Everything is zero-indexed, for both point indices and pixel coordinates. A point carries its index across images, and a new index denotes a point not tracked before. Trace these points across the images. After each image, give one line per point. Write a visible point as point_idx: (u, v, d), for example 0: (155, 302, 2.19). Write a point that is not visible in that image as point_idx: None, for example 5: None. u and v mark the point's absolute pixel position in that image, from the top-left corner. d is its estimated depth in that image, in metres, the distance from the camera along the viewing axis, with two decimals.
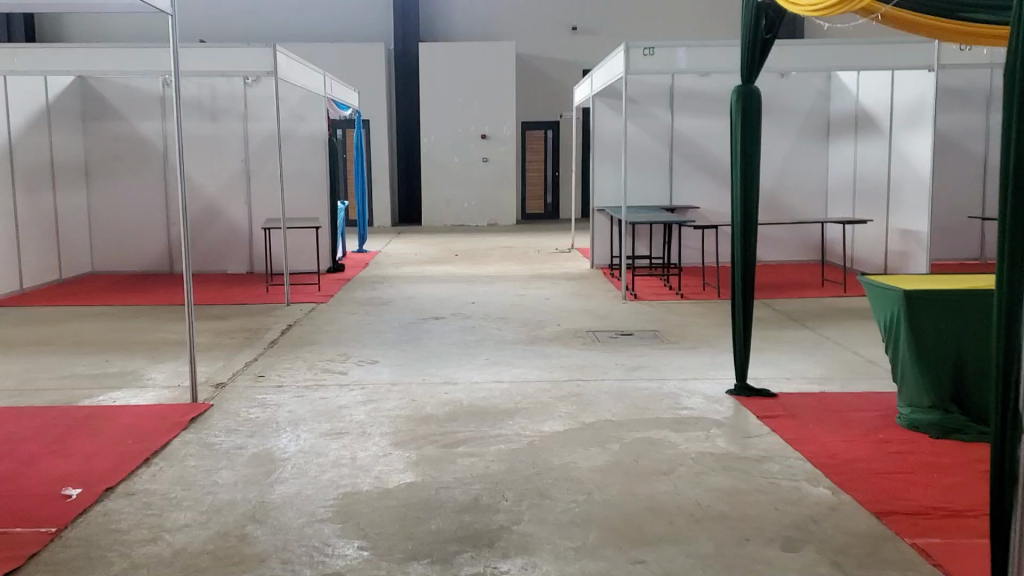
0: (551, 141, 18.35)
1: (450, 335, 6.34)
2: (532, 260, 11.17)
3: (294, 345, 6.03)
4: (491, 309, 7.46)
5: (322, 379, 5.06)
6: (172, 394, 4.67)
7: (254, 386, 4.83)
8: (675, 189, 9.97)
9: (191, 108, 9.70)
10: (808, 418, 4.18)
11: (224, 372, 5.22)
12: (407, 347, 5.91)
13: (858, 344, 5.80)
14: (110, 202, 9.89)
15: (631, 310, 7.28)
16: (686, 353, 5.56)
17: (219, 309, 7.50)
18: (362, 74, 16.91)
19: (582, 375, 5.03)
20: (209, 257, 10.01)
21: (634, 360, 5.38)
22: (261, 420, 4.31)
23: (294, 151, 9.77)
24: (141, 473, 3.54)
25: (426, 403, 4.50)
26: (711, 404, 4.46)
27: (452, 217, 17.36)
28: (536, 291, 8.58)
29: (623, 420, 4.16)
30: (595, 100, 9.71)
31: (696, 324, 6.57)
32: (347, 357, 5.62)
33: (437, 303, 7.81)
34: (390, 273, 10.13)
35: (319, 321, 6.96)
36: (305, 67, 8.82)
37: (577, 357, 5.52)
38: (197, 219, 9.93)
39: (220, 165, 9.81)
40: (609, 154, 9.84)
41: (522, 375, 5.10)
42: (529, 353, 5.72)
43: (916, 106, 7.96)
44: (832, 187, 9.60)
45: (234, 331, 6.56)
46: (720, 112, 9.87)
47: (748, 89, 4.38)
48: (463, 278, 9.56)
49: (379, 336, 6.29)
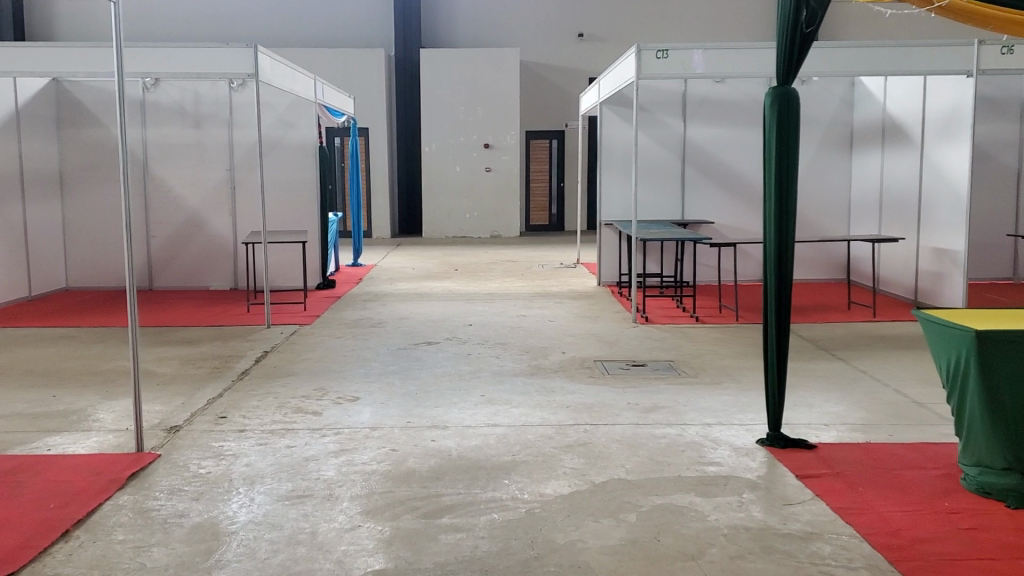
0: (556, 151, 17.74)
1: (444, 364, 5.72)
2: (536, 276, 10.54)
3: (268, 377, 5.40)
4: (490, 332, 6.84)
5: (293, 422, 4.43)
6: (116, 441, 4.14)
7: (212, 431, 4.29)
8: (688, 202, 9.36)
9: (173, 115, 9.06)
10: (855, 479, 3.57)
11: (183, 414, 4.59)
12: (395, 380, 5.28)
13: (899, 382, 5.17)
14: (86, 214, 9.29)
15: (642, 336, 6.66)
16: (706, 392, 4.93)
17: (194, 333, 6.88)
18: (360, 80, 16.30)
19: (593, 419, 4.41)
20: (190, 273, 9.39)
21: (649, 399, 4.75)
22: (213, 477, 3.68)
23: (282, 159, 9.15)
24: (56, 550, 2.95)
25: (409, 455, 3.88)
26: (742, 459, 3.83)
27: (453, 228, 16.76)
28: (539, 311, 7.95)
29: (640, 480, 3.54)
30: (601, 107, 9.11)
31: (717, 354, 5.94)
32: (326, 393, 5.00)
33: (431, 325, 7.18)
34: (385, 290, 9.51)
35: (300, 347, 6.34)
36: (292, 71, 8.17)
37: (584, 394, 4.90)
38: (178, 232, 9.32)
39: (202, 175, 9.20)
40: (617, 165, 9.21)
41: (522, 418, 4.47)
42: (530, 387, 5.10)
43: (950, 115, 7.33)
44: (856, 202, 8.98)
45: (205, 359, 5.94)
46: (736, 120, 9.25)
47: (784, 91, 3.77)
48: (462, 296, 8.94)
49: (364, 367, 5.67)
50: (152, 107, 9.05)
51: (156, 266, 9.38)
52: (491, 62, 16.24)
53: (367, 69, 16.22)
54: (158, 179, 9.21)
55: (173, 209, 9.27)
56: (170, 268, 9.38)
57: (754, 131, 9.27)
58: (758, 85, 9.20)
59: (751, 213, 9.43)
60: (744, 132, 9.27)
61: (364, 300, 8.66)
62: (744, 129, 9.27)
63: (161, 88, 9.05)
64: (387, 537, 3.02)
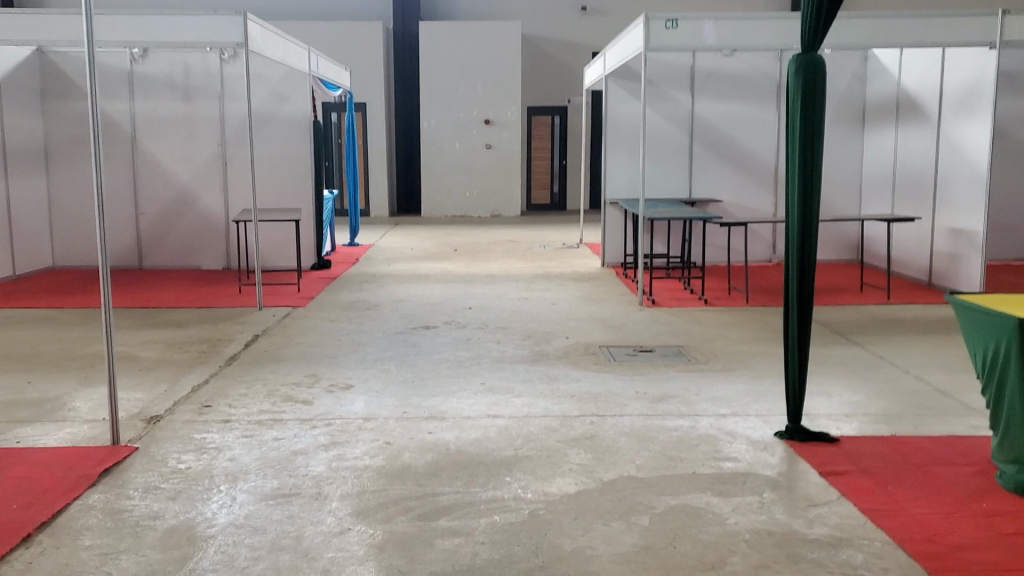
0: (558, 129, 17.44)
1: (443, 349, 5.47)
2: (537, 256, 10.28)
3: (257, 363, 5.15)
4: (491, 315, 6.58)
5: (282, 412, 4.18)
6: (91, 433, 3.89)
7: (195, 422, 4.04)
8: (695, 180, 9.09)
9: (162, 87, 8.81)
10: (884, 476, 3.31)
11: (165, 403, 4.35)
12: (391, 366, 5.03)
13: (922, 369, 4.91)
14: (73, 191, 9.02)
15: (649, 319, 6.41)
16: (719, 380, 4.67)
17: (183, 314, 6.63)
18: (358, 55, 15.99)
19: (600, 410, 4.15)
20: (181, 252, 9.13)
21: (659, 388, 4.50)
22: (193, 473, 3.44)
23: (276, 135, 8.88)
24: (16, 556, 2.70)
25: (404, 449, 3.62)
26: (760, 454, 3.58)
27: (452, 207, 16.49)
28: (542, 293, 7.69)
29: (652, 478, 3.28)
30: (607, 82, 8.84)
31: (727, 339, 5.69)
32: (318, 380, 4.74)
33: (430, 308, 6.92)
34: (382, 270, 9.24)
35: (292, 330, 6.08)
36: (286, 41, 7.89)
37: (590, 382, 4.64)
38: (169, 211, 9.05)
39: (194, 151, 8.93)
40: (622, 142, 8.94)
41: (525, 408, 4.21)
42: (533, 374, 4.85)
43: (970, 90, 7.04)
44: (868, 180, 8.71)
45: (192, 343, 5.69)
46: (745, 95, 8.97)
47: (809, 59, 3.51)
48: (462, 277, 8.67)
49: (359, 352, 5.42)
50: (141, 79, 8.80)
51: (146, 244, 9.12)
52: (491, 37, 15.92)
53: (365, 44, 15.92)
54: (148, 155, 8.94)
55: (164, 186, 9.00)
56: (161, 247, 9.12)
57: (763, 107, 8.99)
58: (768, 59, 8.91)
59: (760, 191, 9.16)
60: (752, 107, 8.99)
61: (361, 281, 8.39)
62: (752, 105, 8.99)
63: (150, 60, 8.78)
64: (378, 542, 2.77)
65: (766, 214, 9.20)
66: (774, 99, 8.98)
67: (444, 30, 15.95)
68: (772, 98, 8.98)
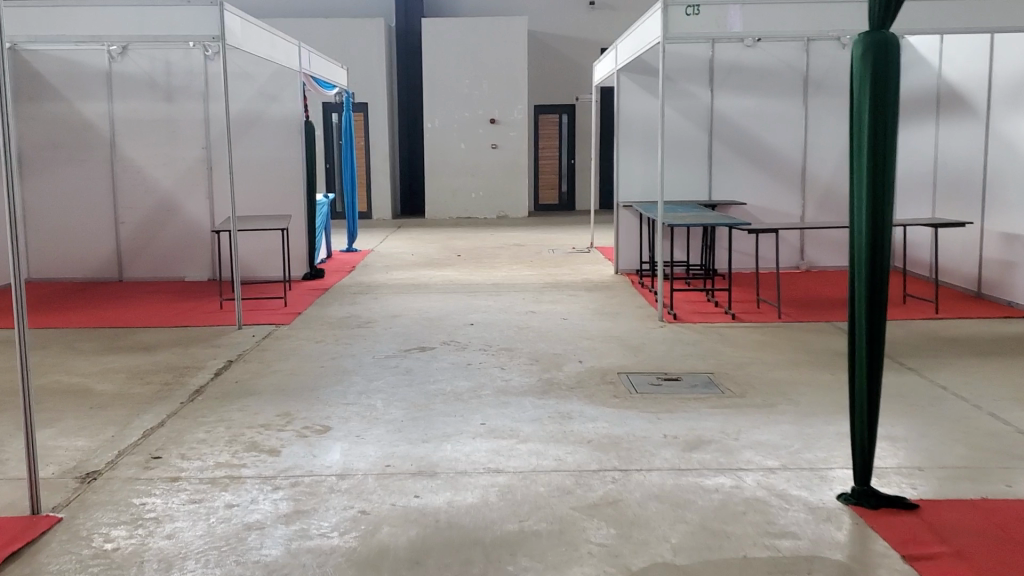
0: (566, 126, 16.76)
1: (439, 378, 4.79)
2: (545, 262, 9.60)
3: (225, 398, 4.48)
4: (493, 334, 5.91)
5: (242, 467, 3.50)
6: (7, 500, 3.22)
7: (138, 483, 3.36)
8: (715, 180, 8.44)
9: (142, 86, 8.15)
10: (983, 559, 2.63)
11: (107, 453, 3.67)
12: (378, 401, 4.35)
13: (992, 404, 4.22)
14: (47, 198, 8.33)
15: (672, 339, 5.73)
16: (760, 421, 3.99)
17: (154, 336, 5.96)
18: (358, 52, 15.31)
19: (622, 462, 3.48)
20: (163, 263, 8.46)
21: (691, 435, 3.83)
22: (120, 558, 2.76)
23: (264, 137, 8.20)
24: None
25: (385, 521, 2.94)
26: (823, 527, 2.91)
27: (457, 208, 15.82)
28: (550, 306, 7.01)
29: (693, 566, 2.60)
30: (618, 76, 8.20)
31: (763, 367, 5.01)
32: (291, 421, 4.07)
33: (427, 325, 6.24)
34: (379, 280, 8.57)
35: (271, 354, 5.41)
36: (271, 36, 7.18)
37: (608, 424, 3.96)
38: (150, 218, 8.38)
39: (176, 154, 8.26)
40: (636, 139, 8.28)
41: (533, 458, 3.54)
42: (541, 410, 4.17)
43: (1020, 80, 6.35)
44: (905, 180, 8.06)
45: (155, 372, 5.02)
46: (770, 89, 8.29)
47: (879, 38, 2.83)
48: (464, 288, 7.99)
49: (343, 382, 4.74)
50: (120, 79, 8.14)
51: (126, 255, 8.44)
52: (496, 32, 15.23)
53: (366, 41, 15.24)
54: (127, 159, 8.27)
55: (144, 193, 8.32)
56: (141, 258, 8.45)
57: (789, 102, 8.30)
58: (794, 50, 8.20)
59: (787, 193, 8.48)
60: (778, 101, 8.30)
61: (353, 293, 7.72)
62: (778, 100, 8.30)
63: (128, 57, 8.09)
64: None
65: (793, 217, 8.52)
66: (801, 93, 8.30)
67: (449, 25, 15.26)
68: (798, 92, 8.30)
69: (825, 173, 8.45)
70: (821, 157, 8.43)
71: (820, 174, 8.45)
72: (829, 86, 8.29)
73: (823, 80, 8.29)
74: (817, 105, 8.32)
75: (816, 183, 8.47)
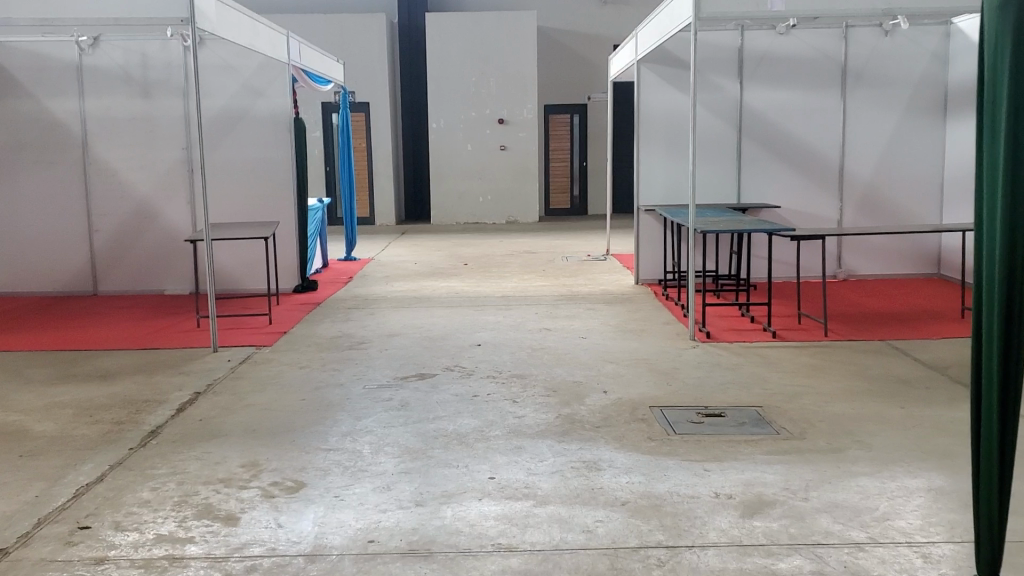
0: (578, 127, 16.04)
1: (442, 413, 4.08)
2: (559, 271, 8.87)
3: (183, 443, 3.75)
4: (502, 357, 5.19)
5: (189, 542, 2.78)
6: None
7: (49, 567, 2.63)
8: (745, 181, 7.72)
9: (116, 81, 7.46)
10: None
11: (23, 522, 2.95)
12: (366, 446, 3.63)
13: None
14: (15, 205, 7.62)
15: (708, 364, 5.00)
16: (828, 475, 3.26)
17: (116, 361, 5.24)
18: (359, 50, 14.60)
19: (669, 537, 2.74)
20: (141, 275, 7.73)
21: (749, 494, 3.09)
22: None
23: (249, 136, 7.48)
24: None
25: None
26: None
27: (464, 212, 15.09)
28: (567, 322, 6.29)
29: None
30: (639, 68, 7.45)
31: (819, 400, 4.28)
32: (258, 476, 3.35)
33: (429, 346, 5.53)
34: (377, 292, 7.85)
35: (246, 384, 4.69)
36: (252, 20, 6.44)
37: (645, 479, 3.23)
38: (126, 226, 7.66)
39: (155, 156, 7.57)
40: (659, 136, 7.56)
41: (554, 528, 2.81)
42: (563, 459, 3.45)
43: None
44: (954, 181, 7.44)
45: (109, 408, 4.29)
46: (804, 80, 7.59)
47: None
48: (471, 301, 7.26)
49: (327, 419, 4.02)
50: (93, 73, 7.45)
51: (100, 266, 7.72)
52: (503, 28, 14.53)
53: (368, 37, 14.55)
54: (101, 161, 7.57)
55: (120, 198, 7.61)
56: (117, 270, 7.73)
57: (825, 95, 7.59)
58: (832, 37, 7.49)
59: (823, 195, 7.75)
60: (813, 94, 7.59)
61: (349, 307, 6.99)
62: (813, 92, 7.59)
63: (102, 50, 7.40)
64: None
65: (830, 221, 7.78)
66: (839, 85, 7.58)
67: (454, 21, 14.55)
68: (836, 84, 7.58)
69: (866, 172, 7.69)
70: (861, 156, 7.68)
71: (860, 174, 7.70)
72: (870, 76, 7.55)
73: (863, 71, 7.54)
74: (855, 98, 7.58)
75: (855, 184, 7.72)
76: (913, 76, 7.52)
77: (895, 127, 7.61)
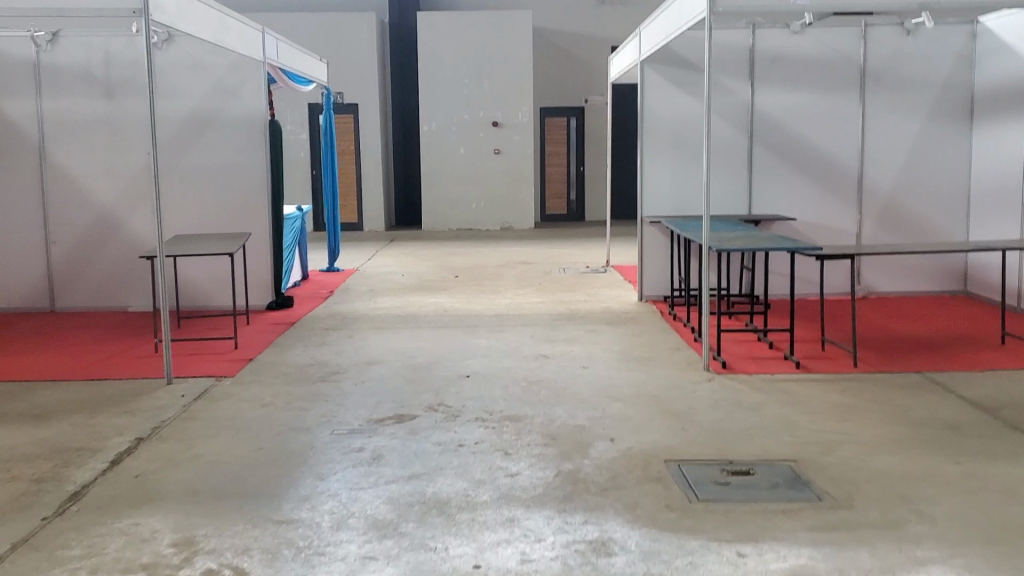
0: (575, 130, 15.43)
1: (420, 471, 3.46)
2: (557, 286, 8.25)
3: (108, 511, 3.13)
4: (492, 393, 4.57)
5: None
6: None
7: None
8: (758, 191, 7.11)
9: (77, 81, 6.85)
10: None
11: None
12: (326, 518, 3.01)
13: None
14: None
15: (729, 402, 4.39)
16: (891, 565, 2.64)
17: (57, 396, 4.62)
18: (346, 49, 13.98)
19: None
20: (102, 290, 7.11)
21: None
22: None
23: (218, 141, 6.87)
24: None
25: None
26: None
27: (456, 218, 14.48)
28: (567, 347, 5.67)
29: None
30: (644, 68, 6.85)
31: (861, 453, 3.66)
32: (189, 561, 2.73)
33: (409, 379, 4.91)
34: (358, 309, 7.22)
35: (197, 427, 4.07)
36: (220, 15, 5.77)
37: (665, 570, 2.61)
38: (87, 238, 7.04)
39: (117, 162, 6.95)
40: (664, 142, 6.95)
41: None
42: (564, 539, 2.82)
43: None
44: (984, 192, 6.84)
45: (33, 459, 3.67)
46: (820, 82, 6.98)
47: None
48: (460, 320, 6.64)
49: (284, 479, 3.40)
50: (51, 72, 6.84)
51: (58, 282, 7.09)
52: (496, 27, 13.92)
53: (356, 36, 13.94)
54: (60, 167, 6.95)
55: (79, 207, 6.99)
56: (76, 285, 7.10)
57: (844, 98, 6.98)
58: (850, 35, 6.89)
59: (842, 206, 7.13)
60: (830, 97, 6.99)
61: (325, 328, 6.36)
62: (829, 95, 6.98)
63: (61, 47, 6.79)
64: None
65: (849, 235, 7.16)
66: (858, 87, 6.97)
67: (445, 20, 13.92)
68: (855, 86, 6.97)
69: (887, 181, 7.08)
70: (883, 164, 7.06)
71: (881, 184, 7.09)
72: (892, 79, 6.94)
73: (884, 72, 6.94)
74: (876, 102, 6.97)
75: (876, 195, 7.10)
76: (938, 77, 6.92)
77: (919, 134, 7.00)
